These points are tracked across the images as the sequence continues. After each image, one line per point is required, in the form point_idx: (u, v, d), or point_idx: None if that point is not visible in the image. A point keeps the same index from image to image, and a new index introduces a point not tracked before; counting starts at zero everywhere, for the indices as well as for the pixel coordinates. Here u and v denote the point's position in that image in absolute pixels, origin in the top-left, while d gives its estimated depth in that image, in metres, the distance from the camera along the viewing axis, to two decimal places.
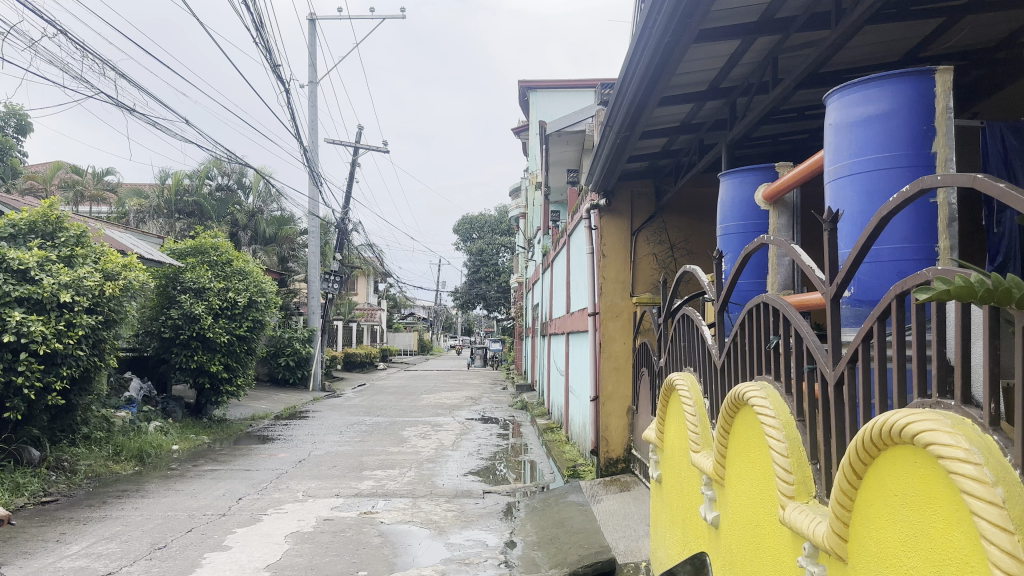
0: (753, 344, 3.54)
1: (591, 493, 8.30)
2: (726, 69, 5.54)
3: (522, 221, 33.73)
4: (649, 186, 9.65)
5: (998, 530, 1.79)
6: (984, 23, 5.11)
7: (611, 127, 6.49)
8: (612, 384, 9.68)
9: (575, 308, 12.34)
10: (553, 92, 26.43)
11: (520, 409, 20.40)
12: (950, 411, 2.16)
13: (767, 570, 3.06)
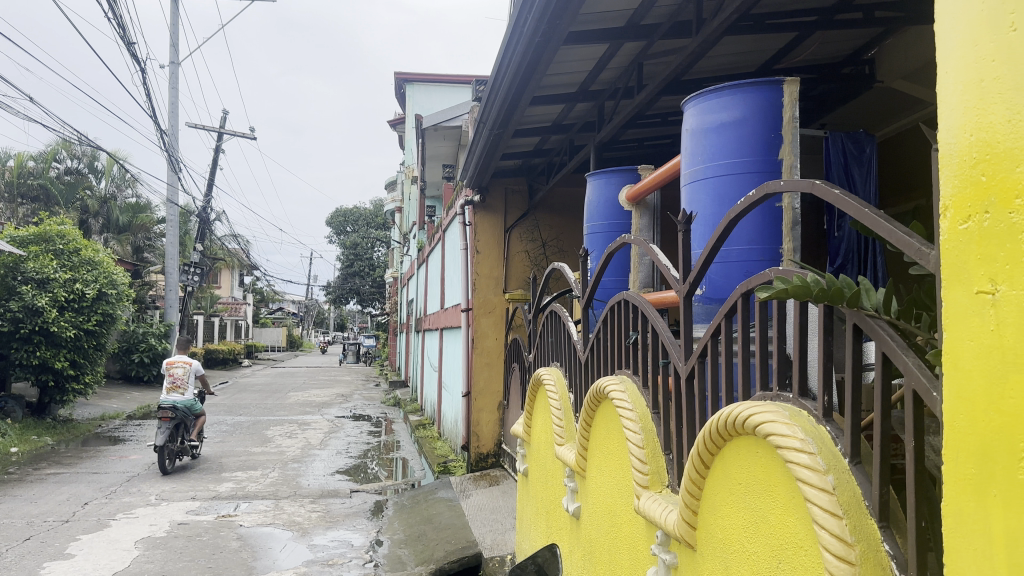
0: (615, 339, 3.62)
1: (461, 489, 8.32)
2: (594, 72, 5.66)
3: (397, 215, 33.26)
4: (522, 184, 9.75)
5: (828, 515, 1.92)
6: (831, 40, 5.51)
7: (484, 124, 6.51)
8: (483, 381, 9.72)
9: (448, 304, 12.34)
10: (430, 85, 26.28)
11: (392, 407, 20.12)
12: (788, 403, 2.28)
13: (623, 559, 3.15)
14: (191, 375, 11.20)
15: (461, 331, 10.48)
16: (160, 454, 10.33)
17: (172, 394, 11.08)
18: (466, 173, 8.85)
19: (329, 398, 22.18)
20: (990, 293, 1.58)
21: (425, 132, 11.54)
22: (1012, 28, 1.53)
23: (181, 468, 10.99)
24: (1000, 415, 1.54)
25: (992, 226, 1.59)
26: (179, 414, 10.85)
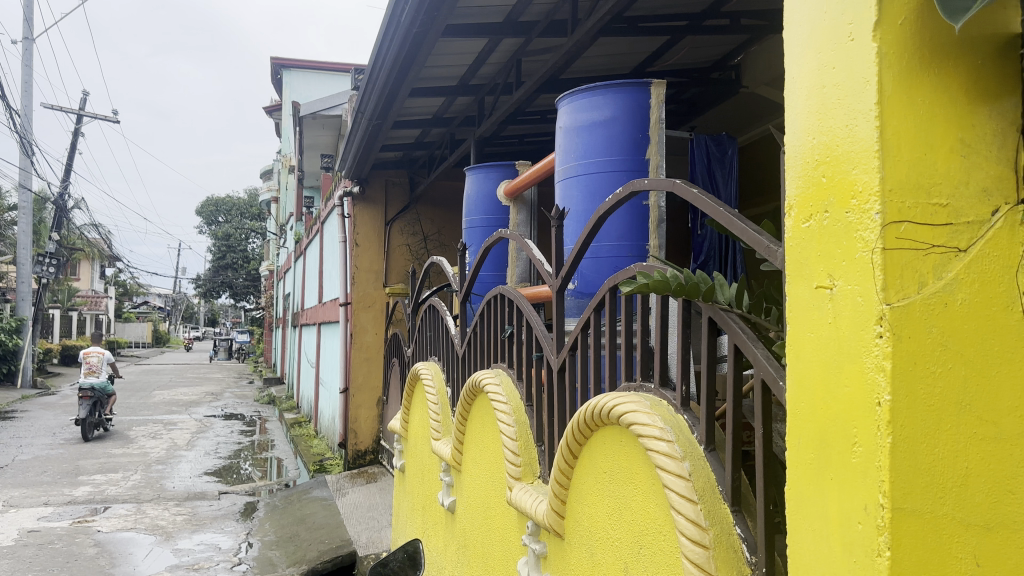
0: (492, 333, 3.64)
1: (337, 487, 8.15)
2: (474, 66, 5.67)
3: (272, 205, 32.28)
4: (402, 176, 9.66)
5: (685, 500, 2.02)
6: (700, 45, 5.75)
7: (362, 114, 6.39)
8: (362, 376, 9.58)
9: (326, 298, 12.09)
10: (309, 73, 25.62)
11: (266, 404, 19.57)
12: (650, 393, 2.37)
13: (496, 552, 3.18)
14: (105, 363, 13.92)
15: (339, 326, 10.32)
16: (83, 424, 13.00)
17: (90, 378, 13.72)
18: (344, 164, 8.66)
19: (197, 396, 21.26)
20: (828, 287, 1.70)
21: (302, 120, 11.22)
22: (851, 38, 1.65)
23: (70, 453, 11.84)
24: (836, 402, 1.66)
25: (831, 225, 1.70)
26: (97, 393, 13.50)
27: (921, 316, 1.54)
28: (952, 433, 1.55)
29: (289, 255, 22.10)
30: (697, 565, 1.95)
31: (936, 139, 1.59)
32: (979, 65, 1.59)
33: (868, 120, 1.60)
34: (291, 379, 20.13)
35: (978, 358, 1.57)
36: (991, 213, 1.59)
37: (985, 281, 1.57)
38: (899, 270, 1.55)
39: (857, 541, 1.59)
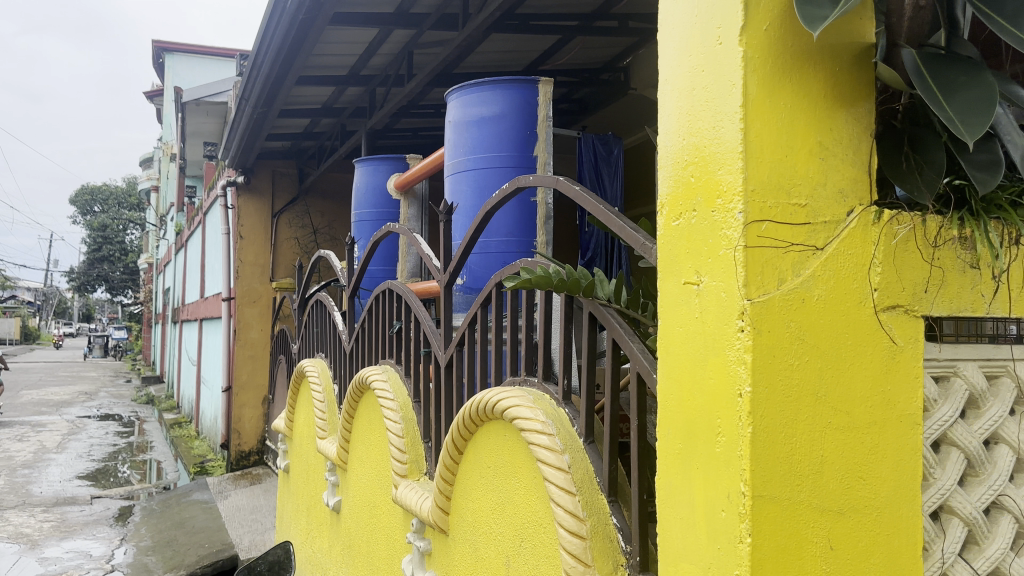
0: (380, 329, 3.58)
1: (219, 489, 7.85)
2: (364, 56, 5.59)
3: (154, 195, 30.87)
4: (291, 167, 9.44)
5: (564, 492, 2.04)
6: (590, 45, 5.86)
7: (246, 101, 6.17)
8: (246, 375, 9.28)
9: (209, 293, 11.67)
10: (193, 58, 24.60)
11: (144, 404, 18.71)
12: (533, 387, 2.38)
13: (381, 551, 3.13)
14: None
15: (222, 322, 9.97)
16: None
17: None
18: (228, 154, 8.36)
19: (69, 396, 20.07)
20: (695, 283, 1.75)
21: (184, 107, 10.77)
22: (719, 41, 1.69)
23: None
24: (702, 395, 1.71)
25: (698, 223, 1.76)
26: None
27: (779, 313, 1.61)
28: (808, 424, 1.63)
29: (171, 247, 21.19)
30: (574, 556, 1.97)
31: (796, 142, 1.66)
32: (836, 73, 1.68)
33: (734, 122, 1.65)
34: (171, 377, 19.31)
35: (833, 352, 1.65)
36: (846, 213, 1.68)
37: (840, 279, 1.65)
38: (760, 267, 1.62)
39: (720, 529, 1.64)
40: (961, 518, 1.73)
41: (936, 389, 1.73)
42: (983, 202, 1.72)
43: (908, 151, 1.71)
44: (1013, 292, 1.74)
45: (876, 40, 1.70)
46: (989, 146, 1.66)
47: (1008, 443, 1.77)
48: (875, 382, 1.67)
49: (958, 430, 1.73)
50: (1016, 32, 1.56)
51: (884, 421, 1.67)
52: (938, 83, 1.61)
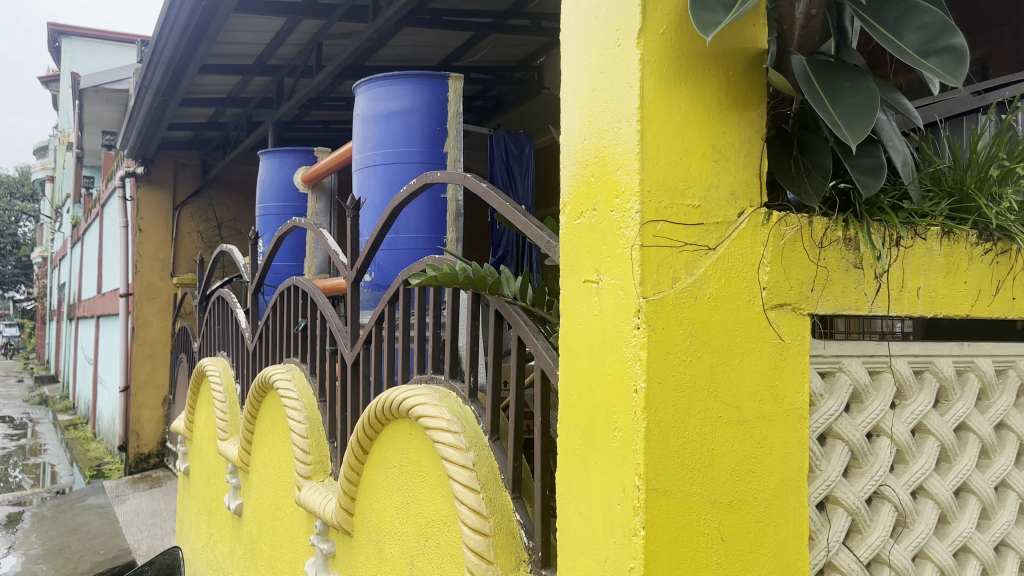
0: (285, 327, 3.50)
1: (116, 493, 7.55)
2: (272, 46, 5.46)
3: (51, 186, 29.40)
4: (194, 159, 9.18)
5: (468, 490, 2.03)
6: (503, 44, 5.87)
7: (146, 89, 5.93)
8: (144, 374, 8.94)
9: (106, 288, 11.19)
10: (93, 43, 23.53)
11: (36, 405, 17.83)
12: (440, 386, 2.36)
13: (284, 554, 3.06)
14: None
15: (120, 319, 9.58)
16: None
17: None
18: (127, 143, 8.02)
19: None
20: (595, 281, 1.77)
21: (81, 93, 10.28)
22: (617, 43, 1.71)
23: None
24: (599, 391, 1.73)
25: (598, 223, 1.77)
26: None
27: (673, 310, 1.64)
28: (699, 418, 1.66)
29: (67, 240, 20.23)
30: (477, 554, 1.95)
31: (690, 145, 1.69)
32: (730, 77, 1.71)
33: (631, 123, 1.67)
34: (66, 377, 18.46)
35: (723, 348, 1.69)
36: (737, 214, 1.72)
37: (730, 278, 1.69)
38: (655, 265, 1.65)
39: (616, 523, 1.66)
40: (845, 508, 1.77)
41: (823, 384, 1.77)
42: (867, 205, 1.78)
43: (797, 155, 1.77)
44: (896, 291, 1.76)
45: (767, 46, 1.74)
46: (872, 151, 1.74)
47: (889, 436, 1.80)
48: (763, 377, 1.72)
49: (843, 424, 1.77)
50: (896, 42, 1.64)
51: (772, 415, 1.72)
52: (826, 89, 1.65)
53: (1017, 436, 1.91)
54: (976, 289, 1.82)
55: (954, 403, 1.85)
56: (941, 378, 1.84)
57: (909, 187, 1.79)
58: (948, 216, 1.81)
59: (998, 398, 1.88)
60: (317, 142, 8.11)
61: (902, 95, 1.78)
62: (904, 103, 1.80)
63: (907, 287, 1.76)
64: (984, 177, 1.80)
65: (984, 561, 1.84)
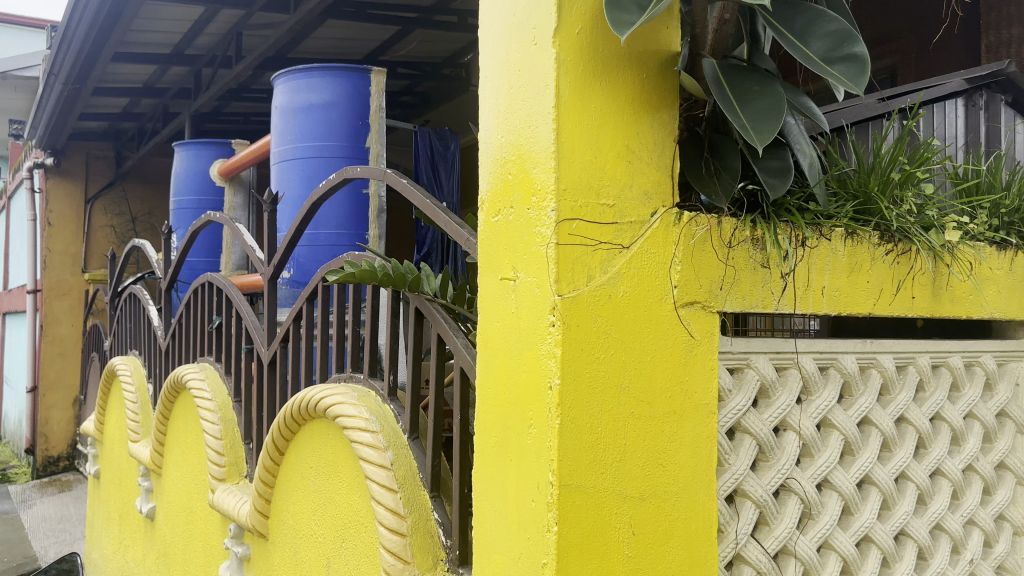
0: (199, 325, 3.40)
1: (22, 498, 7.24)
2: (190, 35, 5.33)
3: None
4: (107, 150, 9.04)
5: (385, 490, 2.00)
6: (431, 39, 5.81)
7: (55, 77, 5.69)
8: (54, 374, 8.60)
9: (12, 285, 10.75)
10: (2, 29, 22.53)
11: None
12: (359, 385, 2.31)
13: (198, 559, 2.98)
14: None
15: (28, 317, 9.22)
16: None
17: None
18: (36, 133, 7.68)
19: None
20: (512, 279, 1.76)
21: None
22: (534, 42, 1.70)
23: None
24: (515, 388, 1.72)
25: (515, 220, 1.76)
26: None
27: (587, 308, 1.63)
28: (611, 415, 1.65)
29: None
30: (393, 554, 1.93)
31: (604, 144, 1.68)
32: (643, 79, 1.72)
33: (547, 122, 1.65)
34: None
35: (636, 345, 1.68)
36: (650, 214, 1.72)
37: (644, 276, 1.69)
38: (571, 264, 1.64)
39: (530, 519, 1.65)
40: (753, 500, 1.79)
41: (731, 379, 1.80)
42: (774, 207, 1.82)
43: (708, 156, 1.80)
44: (801, 290, 1.80)
45: (680, 50, 1.76)
46: (780, 154, 1.77)
47: (795, 430, 1.84)
48: (675, 373, 1.72)
49: (750, 419, 1.81)
50: (801, 47, 1.65)
51: (683, 410, 1.73)
52: (735, 92, 1.67)
53: (916, 429, 1.94)
54: (877, 289, 1.85)
55: (856, 398, 1.89)
56: (845, 374, 1.88)
57: (815, 189, 1.82)
58: (852, 218, 1.86)
59: (899, 392, 1.93)
60: (240, 135, 7.93)
61: (807, 98, 1.82)
62: (810, 106, 1.84)
63: (812, 286, 1.80)
64: (886, 180, 1.88)
65: (884, 550, 1.88)
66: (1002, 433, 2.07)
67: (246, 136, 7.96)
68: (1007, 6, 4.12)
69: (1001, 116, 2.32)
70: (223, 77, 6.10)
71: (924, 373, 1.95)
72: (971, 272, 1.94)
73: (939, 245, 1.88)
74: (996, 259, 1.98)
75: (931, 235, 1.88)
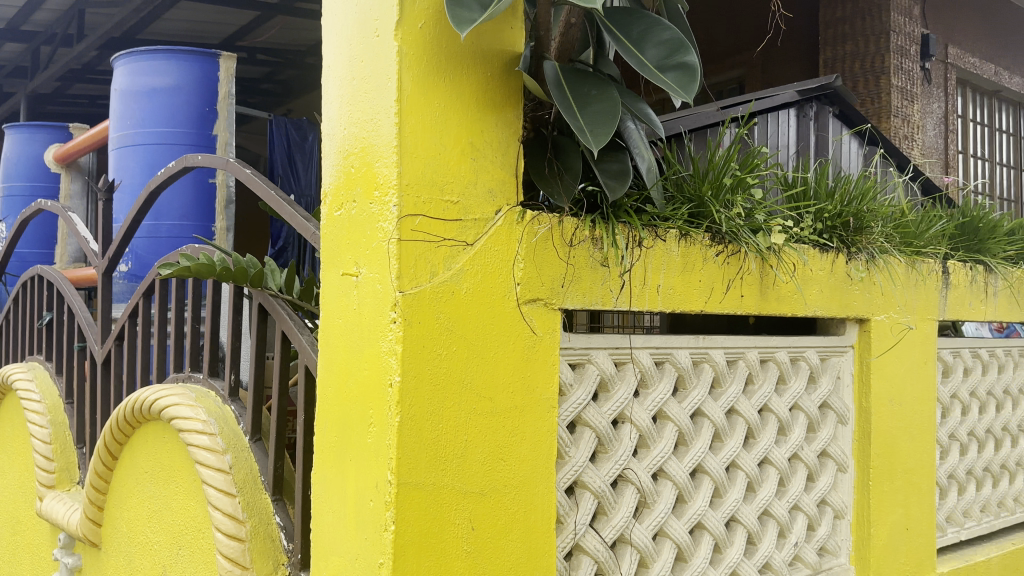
0: (29, 321, 3.17)
1: None
2: (25, 10, 5.00)
3: None
4: None
5: (222, 495, 1.90)
6: (292, 27, 5.65)
7: None
8: None
9: None
10: None
11: None
12: (198, 385, 2.21)
13: (25, 570, 2.80)
14: None
15: None
16: None
17: None
18: None
19: None
20: (354, 275, 1.65)
21: None
22: (375, 34, 1.62)
23: None
24: (355, 387, 1.62)
25: (357, 215, 1.66)
26: None
27: (430, 304, 1.58)
28: (452, 411, 1.61)
29: None
30: (231, 560, 1.84)
31: (447, 142, 1.64)
32: (487, 78, 1.69)
33: (388, 115, 1.58)
34: None
35: (479, 342, 1.65)
36: (494, 212, 1.70)
37: (486, 273, 1.67)
38: (413, 259, 1.57)
39: (368, 519, 1.58)
40: (591, 491, 1.82)
41: (571, 374, 1.83)
42: (613, 208, 1.88)
43: (551, 157, 1.82)
44: (637, 288, 1.86)
45: (524, 51, 1.74)
46: (619, 157, 1.82)
47: (631, 422, 1.89)
48: (516, 369, 1.71)
49: (590, 412, 1.84)
50: (637, 55, 1.69)
51: (524, 407, 1.72)
52: (575, 95, 1.70)
53: (745, 421, 2.05)
54: (709, 287, 1.95)
55: (690, 391, 1.98)
56: (679, 368, 1.96)
57: (651, 191, 1.90)
58: (686, 220, 1.95)
59: (730, 385, 2.03)
60: (86, 120, 7.52)
61: (645, 104, 1.86)
62: (648, 111, 1.88)
63: (647, 284, 1.87)
64: (719, 185, 1.96)
65: (715, 535, 1.97)
66: (824, 424, 2.20)
67: (85, 121, 7.55)
68: (841, 26, 5.11)
69: (829, 127, 2.50)
70: (65, 56, 5.78)
71: (753, 368, 2.06)
72: (793, 273, 2.07)
73: (766, 246, 2.01)
74: (818, 261, 2.11)
75: (759, 238, 2.00)
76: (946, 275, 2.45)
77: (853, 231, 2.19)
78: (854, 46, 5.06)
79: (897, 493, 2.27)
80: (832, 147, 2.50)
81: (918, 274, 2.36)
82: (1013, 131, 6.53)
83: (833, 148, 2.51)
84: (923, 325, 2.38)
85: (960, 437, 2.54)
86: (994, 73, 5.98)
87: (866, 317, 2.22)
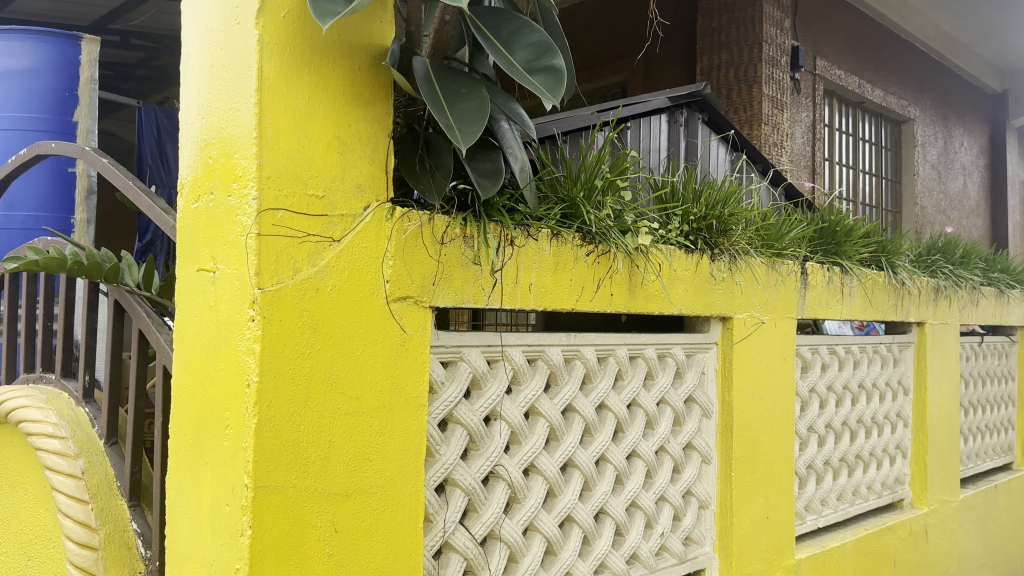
0: None
1: None
2: None
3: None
4: None
5: (74, 502, 1.80)
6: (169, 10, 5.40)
7: None
8: None
9: None
10: None
11: None
12: (50, 386, 2.10)
13: None
14: None
15: None
16: None
17: None
18: None
19: None
20: (211, 271, 1.59)
21: None
22: (236, 21, 1.55)
23: None
24: (212, 387, 1.56)
25: (215, 208, 1.59)
26: None
27: (291, 302, 1.51)
28: (316, 413, 1.54)
29: None
30: (81, 569, 1.74)
31: (312, 134, 1.58)
32: (355, 69, 1.64)
33: (248, 105, 1.51)
34: None
35: (344, 340, 1.59)
36: (362, 207, 1.65)
37: (353, 269, 1.61)
38: (273, 256, 1.50)
39: (224, 524, 1.51)
40: (462, 489, 1.80)
41: (443, 372, 1.80)
42: (485, 207, 1.86)
43: (422, 154, 1.79)
44: (509, 287, 1.86)
45: (393, 44, 1.70)
46: (492, 156, 1.80)
47: (503, 419, 1.89)
48: (384, 368, 1.65)
49: (461, 410, 1.81)
50: (506, 56, 1.68)
51: (392, 405, 1.67)
52: (445, 93, 1.67)
53: (614, 415, 2.10)
54: (580, 285, 1.99)
55: (562, 387, 2.01)
56: (551, 365, 1.98)
57: (524, 191, 1.91)
58: (558, 221, 1.98)
59: (600, 380, 2.08)
60: None
61: (518, 104, 1.84)
62: (521, 112, 1.86)
63: (520, 282, 1.88)
64: (590, 187, 2.01)
65: (584, 528, 2.01)
66: (690, 417, 2.29)
67: None
68: (717, 36, 5.30)
69: (699, 133, 2.59)
70: None
71: (622, 364, 2.11)
72: (659, 272, 2.14)
73: (634, 246, 2.06)
74: (683, 261, 2.19)
75: (628, 238, 2.05)
76: (804, 276, 2.59)
77: (717, 233, 2.28)
78: (729, 55, 5.25)
79: (758, 484, 2.38)
80: (700, 152, 2.60)
81: (778, 274, 2.48)
82: (875, 141, 6.93)
83: (702, 153, 2.60)
84: (782, 323, 2.50)
85: (817, 429, 2.69)
86: (858, 85, 6.33)
87: (729, 315, 2.31)
